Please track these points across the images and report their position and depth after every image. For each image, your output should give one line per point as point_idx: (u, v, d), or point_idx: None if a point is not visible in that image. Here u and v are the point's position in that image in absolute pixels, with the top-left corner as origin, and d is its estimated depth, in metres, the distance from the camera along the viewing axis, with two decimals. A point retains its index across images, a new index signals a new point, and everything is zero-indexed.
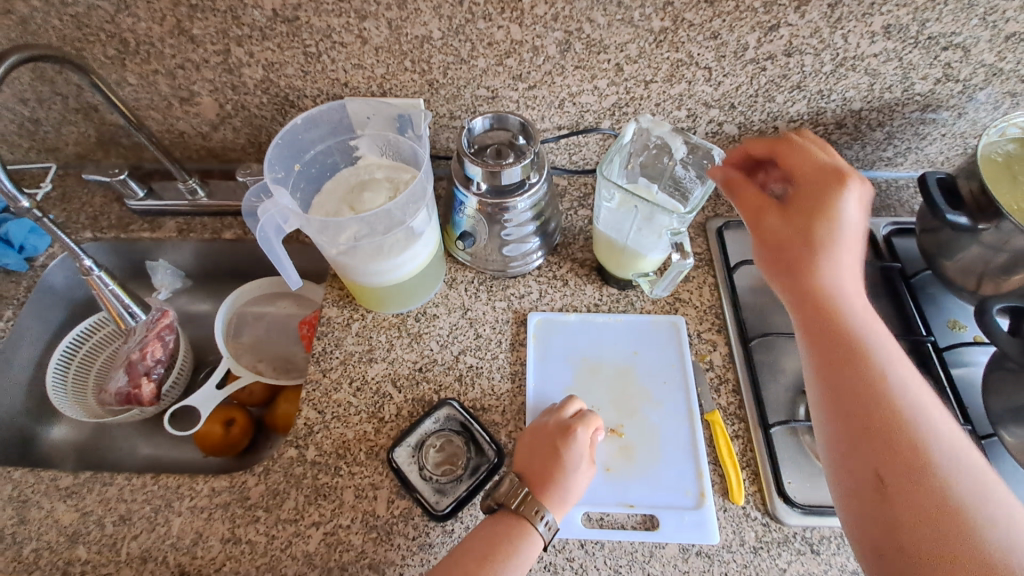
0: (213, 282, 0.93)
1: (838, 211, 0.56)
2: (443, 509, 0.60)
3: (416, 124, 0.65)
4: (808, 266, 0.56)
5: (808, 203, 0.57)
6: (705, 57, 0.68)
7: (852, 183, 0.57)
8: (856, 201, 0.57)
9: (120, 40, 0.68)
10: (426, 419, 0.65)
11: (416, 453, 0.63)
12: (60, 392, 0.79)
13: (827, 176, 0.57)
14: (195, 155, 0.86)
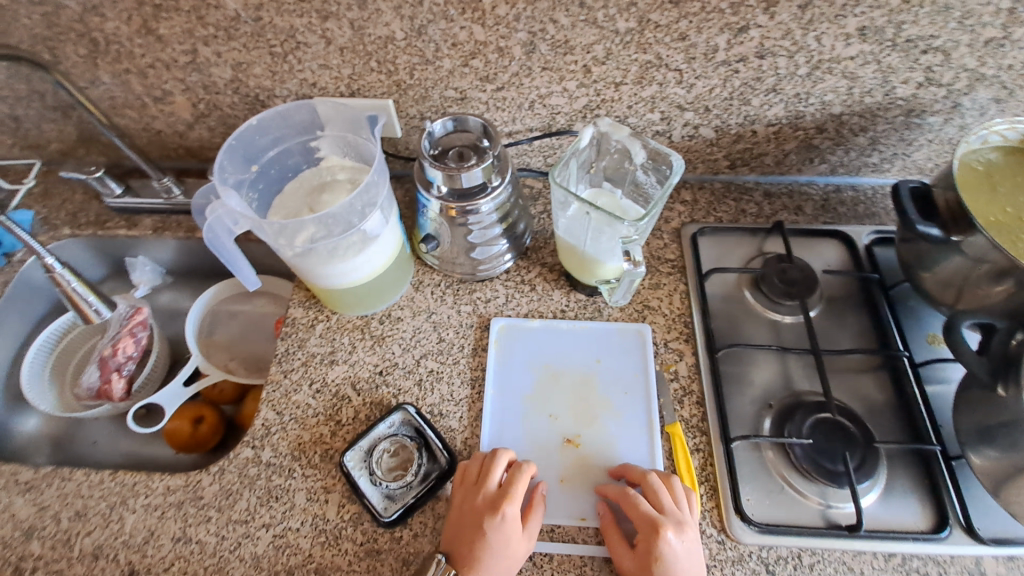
0: (192, 279, 0.95)
1: (668, 560, 0.52)
2: (390, 515, 0.59)
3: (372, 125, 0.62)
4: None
5: (646, 559, 0.53)
6: (675, 58, 0.66)
7: (663, 529, 0.53)
8: (681, 549, 0.53)
9: (89, 40, 0.69)
10: (380, 423, 0.64)
11: (368, 458, 0.62)
12: (34, 385, 0.80)
13: (653, 533, 0.53)
14: (173, 154, 0.87)
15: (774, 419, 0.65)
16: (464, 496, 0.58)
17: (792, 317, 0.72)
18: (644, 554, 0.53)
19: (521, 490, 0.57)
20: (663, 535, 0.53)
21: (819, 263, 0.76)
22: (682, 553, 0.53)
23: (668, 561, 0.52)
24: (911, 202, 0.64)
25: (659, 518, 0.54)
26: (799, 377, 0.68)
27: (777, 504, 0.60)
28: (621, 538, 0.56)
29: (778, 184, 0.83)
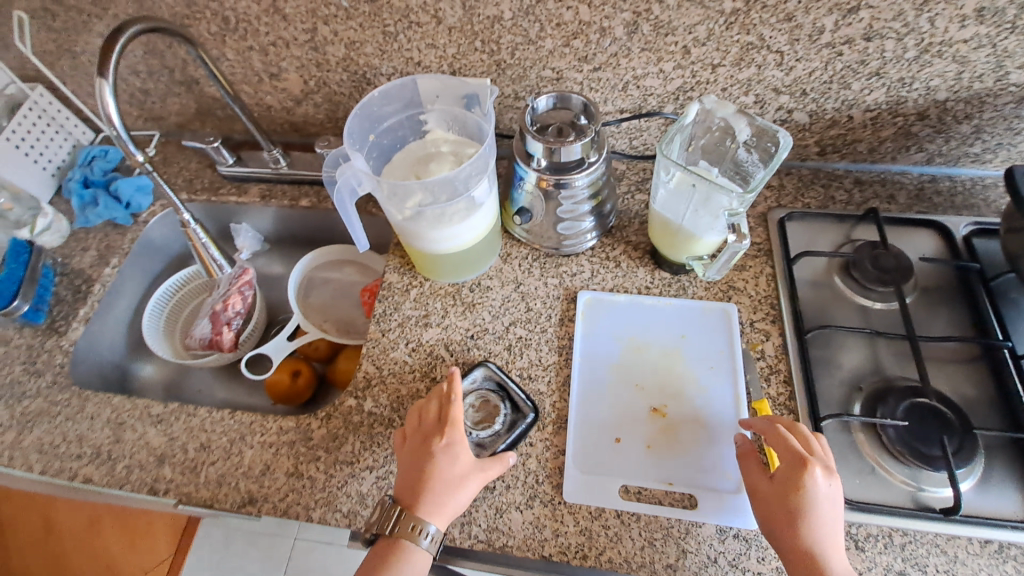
0: (287, 247, 1.02)
1: (810, 492, 0.52)
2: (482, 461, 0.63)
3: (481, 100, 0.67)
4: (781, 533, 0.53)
5: (787, 497, 0.53)
6: (777, 40, 0.67)
7: (812, 465, 0.53)
8: (825, 493, 0.53)
9: (223, 18, 0.75)
10: (464, 379, 0.69)
11: None
12: (153, 333, 0.88)
13: (799, 470, 0.53)
14: (279, 128, 0.94)
15: (864, 402, 0.65)
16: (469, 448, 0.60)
17: (884, 304, 0.72)
18: (783, 484, 0.54)
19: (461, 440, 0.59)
20: (811, 468, 0.53)
21: (912, 251, 0.76)
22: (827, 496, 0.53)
23: (810, 503, 0.52)
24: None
25: (808, 454, 0.54)
26: (890, 363, 0.68)
27: (867, 484, 0.61)
28: (759, 465, 0.57)
29: (869, 172, 0.83)
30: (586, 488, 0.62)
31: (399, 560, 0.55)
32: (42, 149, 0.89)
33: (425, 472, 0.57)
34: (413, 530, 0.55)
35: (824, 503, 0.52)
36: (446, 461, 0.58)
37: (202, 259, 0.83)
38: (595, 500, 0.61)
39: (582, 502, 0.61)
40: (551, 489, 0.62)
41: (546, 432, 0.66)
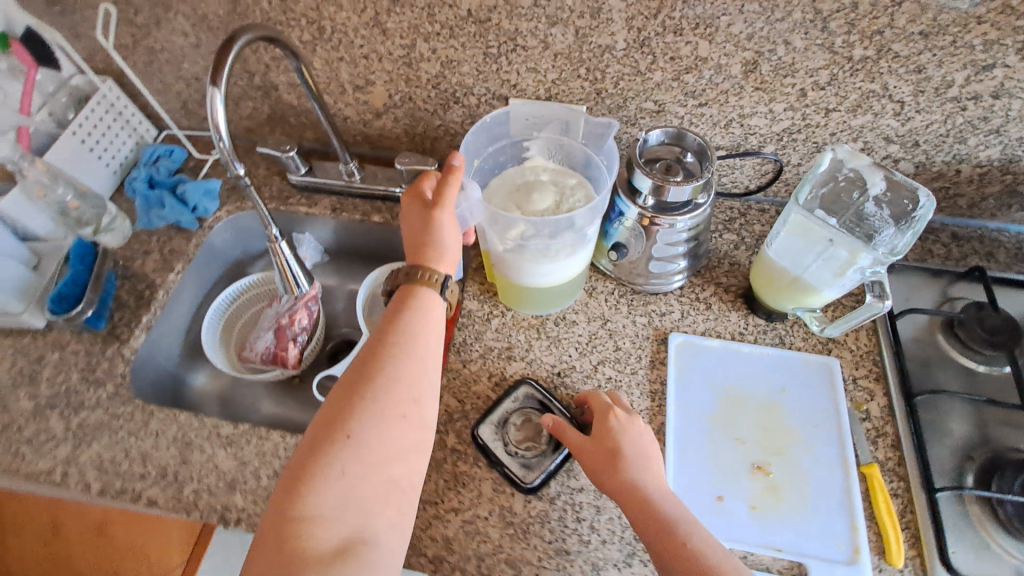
0: (346, 260, 0.97)
1: (628, 446, 0.55)
2: (532, 482, 0.62)
3: (597, 134, 0.66)
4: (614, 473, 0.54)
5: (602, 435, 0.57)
6: (901, 90, 0.64)
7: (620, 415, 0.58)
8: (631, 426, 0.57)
9: (318, 27, 0.73)
10: (506, 398, 0.67)
11: (499, 430, 0.65)
12: (212, 344, 0.85)
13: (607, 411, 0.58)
14: (352, 139, 0.91)
15: (977, 473, 0.62)
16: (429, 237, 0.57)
17: (988, 367, 0.69)
18: (601, 437, 0.57)
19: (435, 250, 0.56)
20: (616, 412, 0.58)
21: (1017, 313, 0.73)
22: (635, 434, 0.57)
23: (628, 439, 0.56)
24: None
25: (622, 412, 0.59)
26: (1000, 431, 0.65)
27: (984, 560, 0.57)
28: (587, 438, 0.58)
29: (965, 227, 0.80)
30: None
31: (417, 302, 0.54)
32: (106, 145, 0.86)
33: (424, 230, 0.56)
34: (431, 278, 0.55)
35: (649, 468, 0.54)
36: (449, 220, 0.57)
37: (285, 278, 0.76)
38: None
39: None
40: None
41: None
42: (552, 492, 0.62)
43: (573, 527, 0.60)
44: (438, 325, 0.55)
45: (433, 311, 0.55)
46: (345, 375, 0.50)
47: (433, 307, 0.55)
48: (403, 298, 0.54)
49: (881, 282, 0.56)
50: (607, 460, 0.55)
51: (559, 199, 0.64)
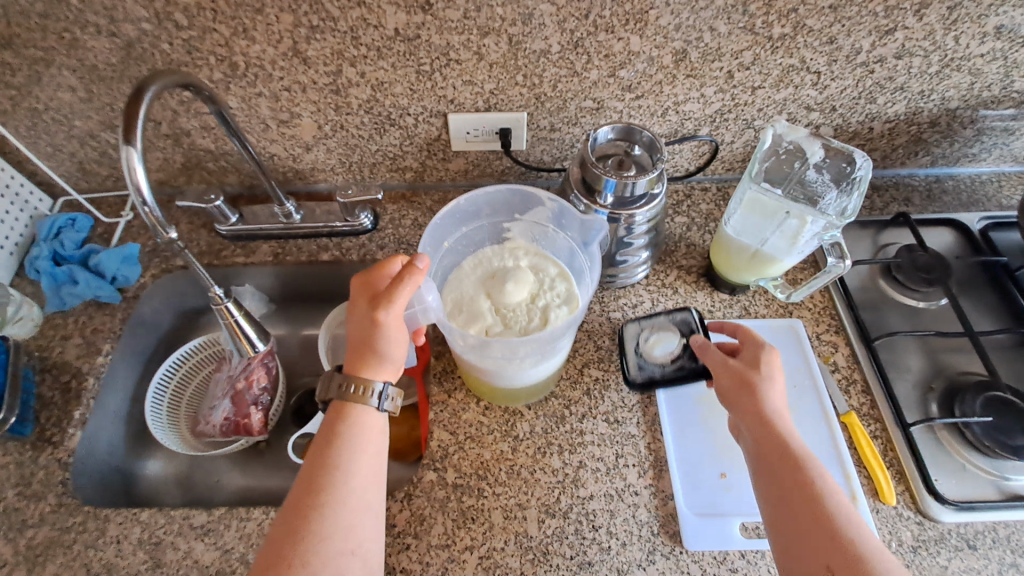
0: (295, 306, 0.91)
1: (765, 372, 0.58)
2: (638, 381, 0.67)
3: (574, 228, 0.64)
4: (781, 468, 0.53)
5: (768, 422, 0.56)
6: (817, 61, 0.69)
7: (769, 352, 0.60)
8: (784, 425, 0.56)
9: (230, 64, 0.68)
10: (664, 315, 0.70)
11: (638, 336, 0.70)
12: (158, 422, 0.76)
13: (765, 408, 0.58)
14: (282, 177, 0.85)
15: (940, 402, 0.67)
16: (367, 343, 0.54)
17: (927, 303, 0.75)
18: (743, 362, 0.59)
19: (372, 361, 0.54)
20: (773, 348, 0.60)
21: (940, 249, 0.80)
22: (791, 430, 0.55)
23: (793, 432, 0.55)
24: None
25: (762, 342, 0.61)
26: (950, 360, 0.70)
27: (963, 482, 0.62)
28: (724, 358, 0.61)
29: (883, 177, 0.87)
30: (706, 533, 0.59)
31: (350, 425, 0.53)
32: None
33: (365, 339, 0.54)
34: (363, 394, 0.54)
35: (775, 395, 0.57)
36: (397, 325, 0.54)
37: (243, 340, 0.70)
38: (719, 544, 0.58)
39: (705, 548, 0.58)
40: (669, 539, 0.59)
41: (648, 477, 0.62)
42: (564, 506, 0.61)
43: (592, 537, 0.59)
44: (372, 450, 0.53)
45: (364, 434, 0.53)
46: (279, 522, 0.49)
47: (367, 427, 0.54)
48: (338, 424, 0.53)
49: (839, 244, 0.61)
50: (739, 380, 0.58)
51: (535, 292, 0.61)
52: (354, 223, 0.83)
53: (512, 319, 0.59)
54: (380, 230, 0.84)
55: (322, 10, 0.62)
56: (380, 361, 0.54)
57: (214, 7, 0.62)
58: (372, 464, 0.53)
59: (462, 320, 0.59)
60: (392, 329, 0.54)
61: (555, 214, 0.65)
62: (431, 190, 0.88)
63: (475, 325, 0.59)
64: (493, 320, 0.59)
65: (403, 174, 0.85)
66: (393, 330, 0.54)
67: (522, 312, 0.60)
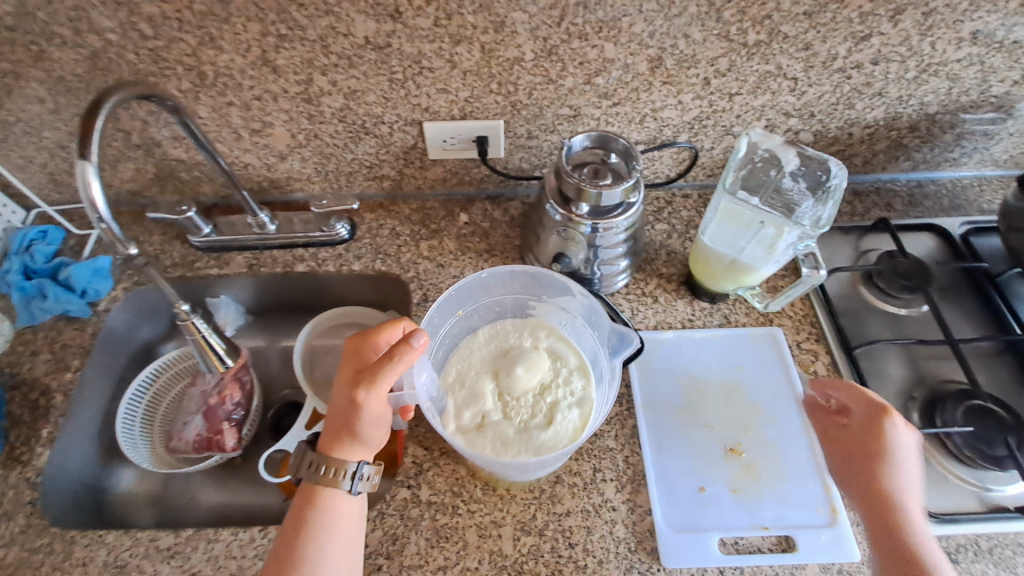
0: (273, 317, 0.90)
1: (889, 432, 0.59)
2: None
3: (599, 320, 0.61)
4: (856, 462, 0.59)
5: (858, 426, 0.60)
6: (794, 68, 0.68)
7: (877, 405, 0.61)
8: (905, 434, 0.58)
9: (198, 73, 0.67)
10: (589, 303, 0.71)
11: None
12: (129, 440, 0.75)
13: (877, 411, 0.58)
14: (256, 186, 0.83)
15: (921, 411, 0.66)
16: (343, 421, 0.51)
17: (908, 309, 0.74)
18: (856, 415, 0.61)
19: (349, 437, 0.51)
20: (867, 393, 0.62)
21: (921, 255, 0.79)
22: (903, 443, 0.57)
23: (892, 444, 0.57)
24: None
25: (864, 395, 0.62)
26: (931, 368, 0.70)
27: (944, 493, 0.61)
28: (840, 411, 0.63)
29: (864, 183, 0.86)
30: (684, 550, 0.58)
31: (318, 511, 0.51)
32: None
33: (344, 418, 0.51)
34: (336, 476, 0.51)
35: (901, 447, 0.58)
36: (379, 406, 0.50)
37: (207, 357, 0.69)
38: (697, 561, 0.57)
39: (682, 565, 0.57)
40: (646, 556, 0.58)
41: (626, 492, 0.61)
42: (540, 523, 0.59)
43: (568, 555, 0.58)
44: (343, 538, 0.51)
45: (337, 518, 0.51)
46: None
47: (338, 514, 0.51)
48: (309, 511, 0.51)
49: (813, 254, 0.60)
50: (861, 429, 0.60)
51: (546, 383, 0.58)
52: (330, 233, 0.81)
53: (514, 409, 0.56)
54: (357, 239, 0.83)
55: (290, 19, 0.61)
56: (356, 439, 0.51)
57: (179, 16, 0.61)
58: (344, 554, 0.51)
59: (460, 400, 0.57)
60: (375, 411, 0.50)
61: (586, 308, 0.63)
62: (410, 198, 0.87)
63: (473, 409, 0.56)
64: (494, 406, 0.56)
65: (380, 183, 0.84)
66: (374, 413, 0.50)
67: (527, 403, 0.56)
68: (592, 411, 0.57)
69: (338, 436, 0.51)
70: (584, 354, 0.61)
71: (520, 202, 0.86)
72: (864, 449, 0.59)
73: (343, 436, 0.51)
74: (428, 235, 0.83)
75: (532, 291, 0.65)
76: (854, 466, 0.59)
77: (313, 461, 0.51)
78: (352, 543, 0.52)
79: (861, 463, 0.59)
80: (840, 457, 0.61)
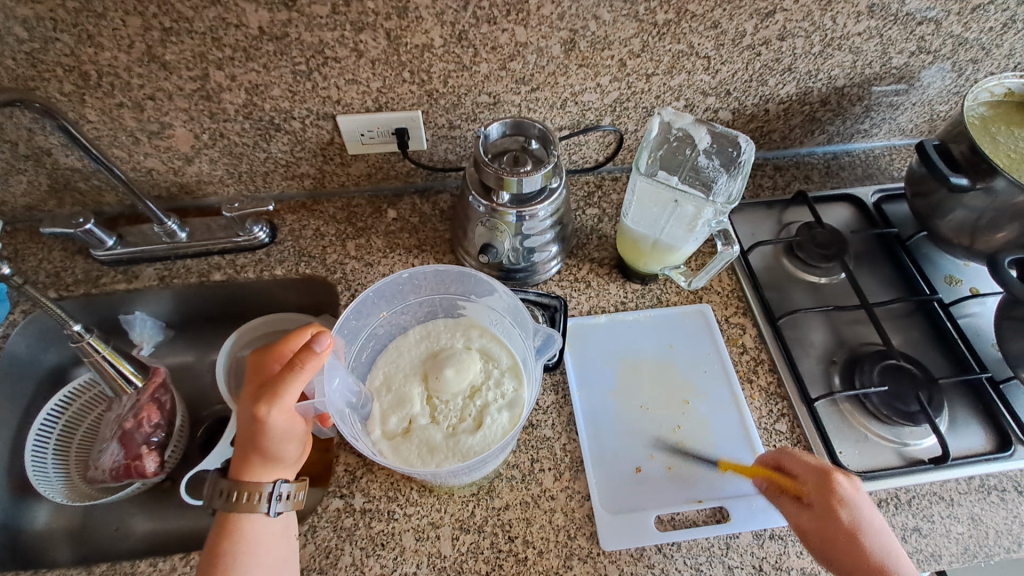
0: (197, 330, 0.85)
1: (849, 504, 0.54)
2: None
3: (525, 319, 0.56)
4: (840, 553, 0.53)
5: (824, 505, 0.55)
6: (705, 46, 0.69)
7: (832, 482, 0.55)
8: (857, 492, 0.55)
9: (80, 74, 0.61)
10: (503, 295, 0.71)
11: None
12: (39, 474, 0.69)
13: (825, 479, 0.56)
14: (165, 192, 0.78)
15: (842, 374, 0.69)
16: (250, 442, 0.48)
17: (828, 278, 0.77)
18: (820, 501, 0.55)
19: (259, 459, 0.49)
20: (836, 477, 0.56)
21: (838, 224, 0.82)
22: (862, 502, 0.55)
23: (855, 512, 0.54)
24: (936, 155, 0.70)
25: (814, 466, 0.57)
26: (849, 332, 0.73)
27: (866, 452, 0.64)
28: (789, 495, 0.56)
29: (784, 157, 0.89)
30: (620, 531, 0.58)
31: (236, 540, 0.48)
32: None
33: (251, 436, 0.48)
34: (251, 500, 0.48)
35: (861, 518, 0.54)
36: (287, 419, 0.48)
37: (105, 376, 0.70)
38: (633, 541, 0.58)
39: (620, 547, 0.57)
40: (586, 542, 0.58)
41: (564, 480, 0.61)
42: (479, 520, 0.58)
43: (508, 548, 0.57)
44: (268, 564, 0.48)
45: (257, 543, 0.48)
46: None
47: (259, 539, 0.49)
48: (223, 545, 0.48)
49: (726, 230, 0.62)
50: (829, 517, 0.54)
51: (477, 385, 0.53)
52: (248, 237, 0.77)
53: (442, 412, 0.52)
54: (278, 243, 0.79)
55: (173, 11, 0.57)
56: (267, 459, 0.49)
57: (52, 15, 0.56)
58: None
59: (386, 407, 0.52)
60: (284, 427, 0.48)
61: (514, 305, 0.57)
62: (334, 196, 0.83)
63: (398, 415, 0.51)
64: (422, 409, 0.52)
65: (300, 182, 0.80)
66: (282, 429, 0.48)
67: (456, 407, 0.52)
68: (524, 413, 0.52)
69: (247, 460, 0.49)
70: (518, 353, 0.57)
71: (449, 194, 0.84)
72: (844, 532, 0.53)
73: (253, 458, 0.49)
74: (355, 233, 0.80)
75: (461, 289, 0.60)
76: (842, 556, 0.53)
77: (224, 489, 0.48)
78: (281, 566, 0.49)
79: (846, 551, 0.53)
80: (823, 547, 0.54)
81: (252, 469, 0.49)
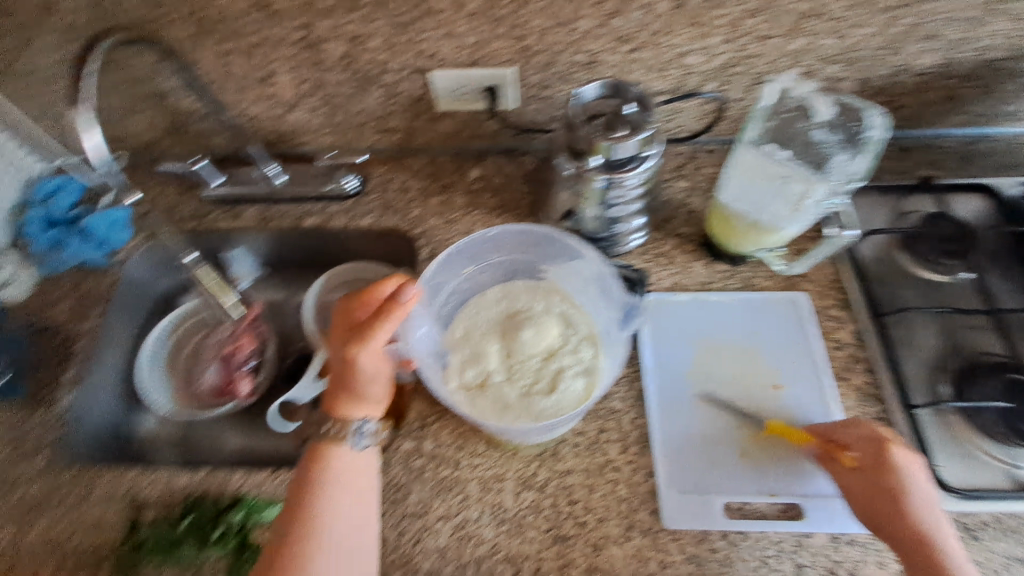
0: (287, 272, 0.91)
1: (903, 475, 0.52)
2: None
3: (613, 288, 0.56)
4: (882, 519, 0.51)
5: (874, 473, 0.52)
6: (835, 6, 0.62)
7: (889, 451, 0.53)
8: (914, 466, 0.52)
9: (198, 19, 0.65)
10: None
11: None
12: (152, 385, 0.80)
13: (880, 448, 0.53)
14: (266, 139, 0.82)
15: (953, 382, 0.62)
16: (339, 378, 0.51)
17: (949, 277, 0.69)
18: (870, 469, 0.53)
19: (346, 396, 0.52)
20: (893, 447, 0.53)
21: (967, 217, 0.73)
22: (917, 477, 0.52)
23: (907, 484, 0.51)
24: None
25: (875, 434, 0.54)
26: (967, 338, 0.65)
27: (972, 469, 0.58)
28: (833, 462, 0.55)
29: (909, 138, 0.79)
30: (687, 512, 0.57)
31: (324, 469, 0.50)
32: None
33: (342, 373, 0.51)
34: (340, 433, 0.51)
35: (916, 492, 0.51)
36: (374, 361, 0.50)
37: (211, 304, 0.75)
38: (698, 523, 0.56)
39: (685, 527, 0.56)
40: (648, 517, 0.57)
41: (631, 454, 0.60)
42: (541, 480, 0.59)
43: (568, 511, 0.57)
44: (352, 496, 0.50)
45: (340, 474, 0.51)
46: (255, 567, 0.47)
47: (343, 472, 0.51)
48: (310, 471, 0.50)
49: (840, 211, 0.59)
50: (878, 492, 0.52)
51: (554, 349, 0.53)
52: (338, 187, 0.81)
53: (518, 371, 0.51)
54: (366, 194, 0.81)
55: None
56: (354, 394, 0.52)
57: None
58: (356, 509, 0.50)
59: (462, 360, 0.53)
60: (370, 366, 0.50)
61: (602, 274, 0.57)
62: (421, 152, 0.84)
63: (474, 370, 0.52)
64: (497, 367, 0.52)
65: (390, 136, 0.82)
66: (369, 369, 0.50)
67: (531, 367, 0.52)
68: (600, 382, 0.51)
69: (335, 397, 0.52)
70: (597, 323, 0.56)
71: (535, 156, 0.83)
72: (889, 501, 0.51)
73: (341, 395, 0.52)
74: (439, 190, 0.80)
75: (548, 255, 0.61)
76: (883, 519, 0.51)
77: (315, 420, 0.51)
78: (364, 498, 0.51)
79: (888, 519, 0.51)
80: (866, 511, 0.52)
81: (340, 404, 0.52)
